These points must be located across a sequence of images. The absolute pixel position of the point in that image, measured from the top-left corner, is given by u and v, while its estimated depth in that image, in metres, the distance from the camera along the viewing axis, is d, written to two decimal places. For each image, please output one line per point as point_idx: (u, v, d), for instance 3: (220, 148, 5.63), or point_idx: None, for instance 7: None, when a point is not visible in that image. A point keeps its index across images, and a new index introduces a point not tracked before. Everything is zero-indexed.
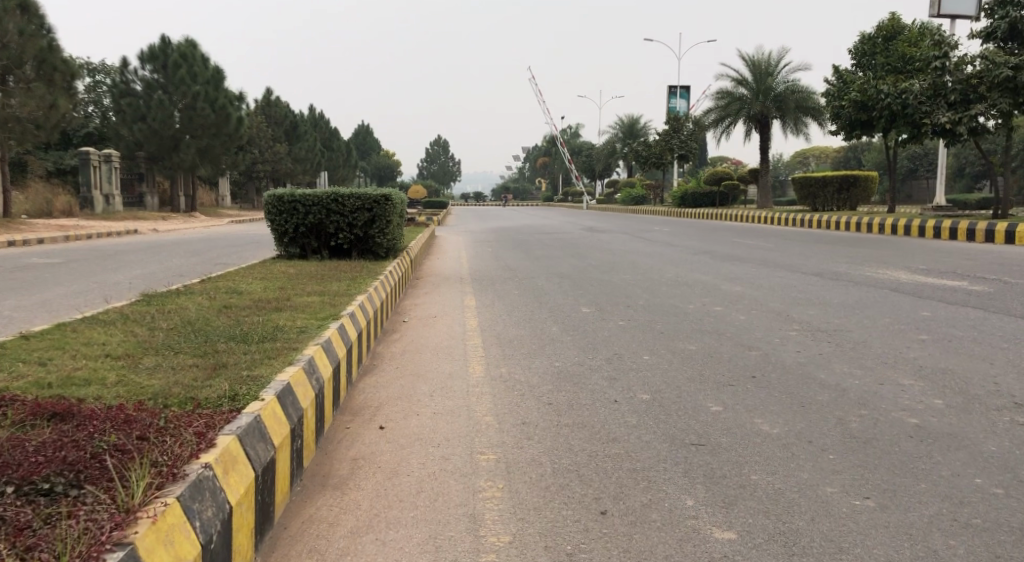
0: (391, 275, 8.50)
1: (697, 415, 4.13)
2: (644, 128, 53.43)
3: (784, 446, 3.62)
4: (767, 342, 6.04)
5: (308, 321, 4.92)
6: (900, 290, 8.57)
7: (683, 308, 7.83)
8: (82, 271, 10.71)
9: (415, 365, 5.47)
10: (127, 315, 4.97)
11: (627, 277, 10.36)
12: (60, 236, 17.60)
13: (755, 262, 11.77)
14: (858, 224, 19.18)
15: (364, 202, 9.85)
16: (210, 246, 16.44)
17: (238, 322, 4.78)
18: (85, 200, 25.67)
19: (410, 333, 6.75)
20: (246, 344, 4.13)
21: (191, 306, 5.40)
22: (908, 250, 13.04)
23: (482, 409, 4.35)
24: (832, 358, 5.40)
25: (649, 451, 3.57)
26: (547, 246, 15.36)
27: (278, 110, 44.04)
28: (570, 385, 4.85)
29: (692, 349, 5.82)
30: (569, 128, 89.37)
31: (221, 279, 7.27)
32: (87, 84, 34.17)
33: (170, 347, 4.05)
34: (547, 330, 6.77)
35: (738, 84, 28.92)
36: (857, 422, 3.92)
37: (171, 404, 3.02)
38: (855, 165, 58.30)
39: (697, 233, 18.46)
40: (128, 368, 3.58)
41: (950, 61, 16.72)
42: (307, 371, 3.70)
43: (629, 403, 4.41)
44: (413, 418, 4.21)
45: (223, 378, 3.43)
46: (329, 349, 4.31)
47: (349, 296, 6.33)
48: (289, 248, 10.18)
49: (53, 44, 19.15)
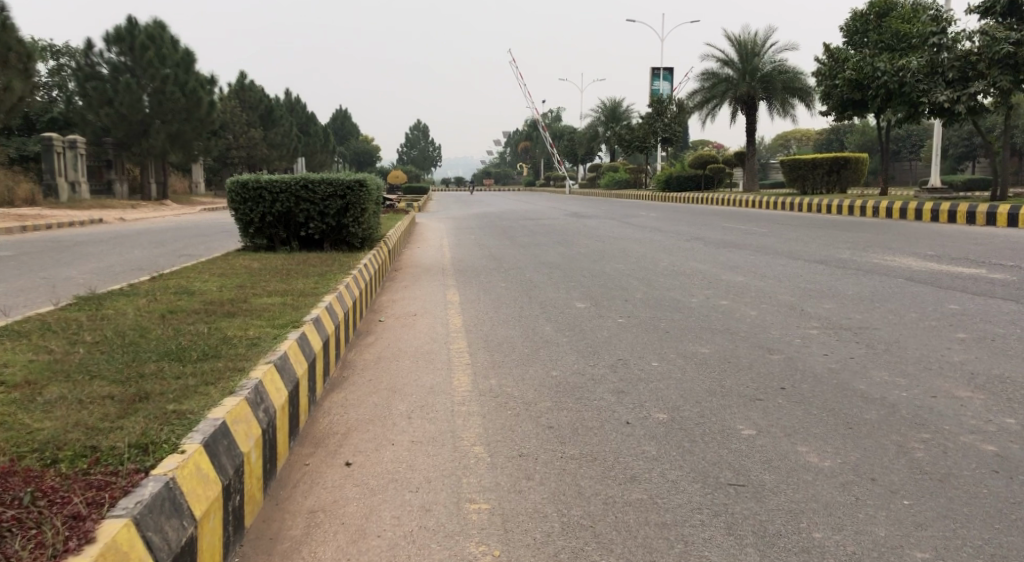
0: (365, 269, 7.75)
1: (727, 441, 3.50)
2: (627, 111, 52.78)
3: (841, 485, 2.97)
4: (788, 343, 5.36)
5: (263, 331, 4.15)
6: (915, 279, 7.97)
7: (686, 302, 7.15)
8: (31, 265, 9.79)
9: (391, 376, 4.76)
10: (47, 325, 4.14)
11: (619, 267, 9.67)
12: (16, 225, 16.56)
13: (752, 249, 11.14)
14: (851, 208, 18.59)
15: (336, 188, 9.11)
16: (174, 235, 15.51)
17: (179, 334, 3.99)
18: (49, 187, 24.45)
19: (385, 336, 6.01)
20: (181, 364, 3.34)
21: (129, 313, 4.59)
22: (910, 235, 12.48)
23: (469, 436, 3.64)
24: (867, 364, 4.75)
25: (679, 497, 2.89)
26: (531, 234, 14.61)
27: (252, 95, 42.86)
28: (572, 401, 4.16)
29: (705, 353, 5.14)
30: (551, 111, 88.50)
31: (173, 276, 6.46)
32: (50, 68, 32.77)
33: (85, 368, 3.23)
34: (539, 330, 6.06)
35: (723, 65, 28.30)
36: (922, 451, 3.27)
37: (58, 460, 2.25)
38: (837, 148, 58.14)
39: (684, 218, 17.91)
40: (19, 402, 2.75)
41: (947, 37, 16.10)
42: (253, 402, 2.95)
43: (644, 426, 3.73)
44: (387, 450, 3.50)
45: (138, 416, 2.63)
46: (284, 368, 3.55)
47: (316, 296, 5.56)
48: (255, 239, 9.32)
49: (7, 23, 18.08)
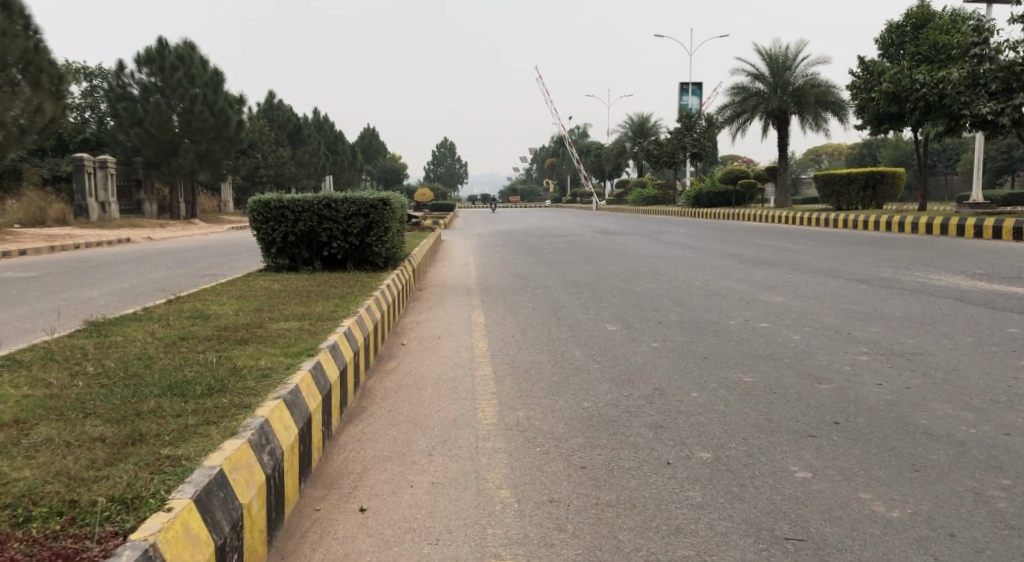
0: (388, 289, 7.51)
1: (781, 486, 3.17)
2: (655, 127, 52.40)
3: (917, 544, 2.64)
4: (836, 372, 4.98)
5: (275, 360, 3.89)
6: (966, 300, 7.54)
7: (723, 324, 6.78)
8: (54, 287, 9.69)
9: (412, 407, 4.48)
10: (49, 354, 3.91)
11: (650, 287, 9.32)
12: (44, 246, 16.64)
13: (789, 267, 10.72)
14: (888, 224, 18.03)
15: (360, 207, 8.91)
16: (199, 254, 15.45)
17: (186, 365, 3.74)
18: (81, 208, 24.70)
19: (408, 361, 5.75)
20: (183, 401, 3.09)
21: (138, 340, 4.36)
22: (955, 252, 11.97)
23: (494, 477, 3.35)
24: (926, 396, 4.36)
25: (730, 555, 2.60)
26: (558, 251, 14.29)
27: (281, 114, 43.31)
28: (606, 437, 3.84)
29: (749, 383, 4.78)
30: (578, 127, 88.46)
31: (190, 299, 6.26)
32: (84, 90, 33.36)
33: (80, 406, 2.98)
34: (570, 355, 5.75)
35: (754, 79, 27.88)
36: (1004, 500, 2.93)
37: (30, 519, 2.00)
38: (870, 162, 57.26)
39: (715, 234, 17.51)
40: (1, 447, 2.51)
41: (990, 48, 15.62)
42: (257, 445, 2.68)
43: (687, 467, 3.42)
44: (405, 493, 3.21)
45: (128, 463, 2.37)
46: (294, 404, 3.27)
47: (335, 320, 5.30)
48: (277, 260, 9.13)
49: (40, 46, 18.22)
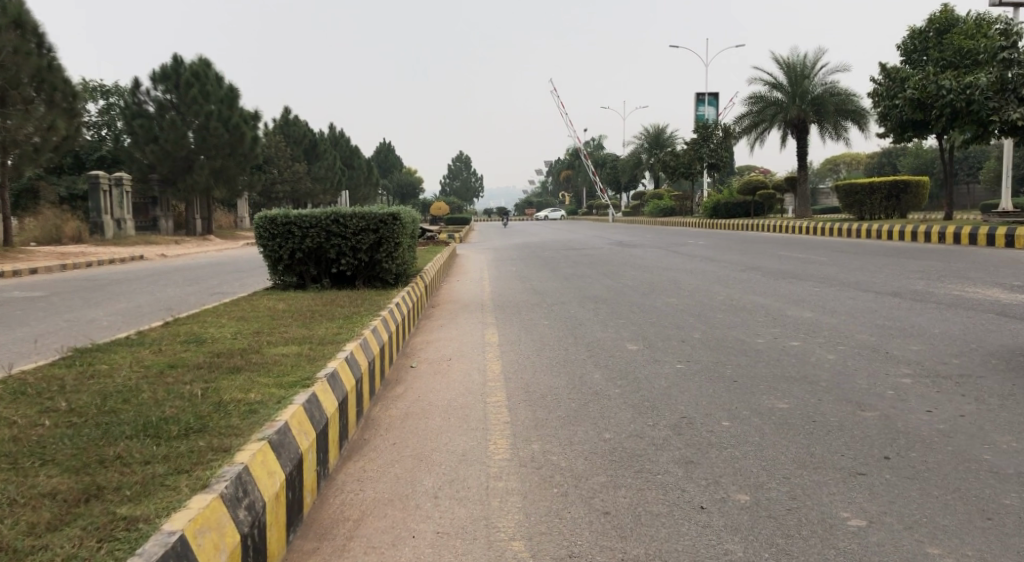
0: (397, 308, 7.15)
1: (832, 537, 2.78)
2: (671, 138, 52.04)
3: None
4: (879, 397, 4.55)
5: (266, 393, 3.54)
6: (1008, 315, 7.10)
7: (751, 343, 6.36)
8: (57, 307, 9.41)
9: (418, 440, 4.10)
10: (23, 388, 3.60)
11: (670, 302, 8.92)
12: (55, 264, 16.45)
13: (814, 281, 10.28)
14: (914, 233, 17.48)
15: (369, 222, 8.59)
16: (209, 272, 15.19)
17: (166, 400, 3.40)
18: (95, 225, 24.67)
19: (416, 386, 5.37)
20: (156, 444, 2.75)
21: (123, 370, 4.04)
22: (988, 263, 11.47)
23: (507, 526, 2.98)
24: (984, 426, 3.94)
25: None
26: (575, 265, 13.89)
27: (296, 130, 43.44)
28: (631, 475, 3.45)
29: (785, 411, 4.36)
30: (593, 140, 88.33)
31: (187, 322, 5.95)
32: (100, 108, 33.49)
33: (40, 452, 2.65)
34: (589, 379, 5.35)
35: (772, 88, 27.44)
36: None
37: None
38: (890, 171, 56.73)
39: (735, 246, 17.07)
40: None
41: (1019, 52, 15.07)
42: (231, 497, 2.32)
43: (724, 512, 3.03)
44: (406, 545, 2.85)
45: (77, 528, 2.04)
46: (282, 444, 2.91)
47: (336, 344, 4.95)
48: (284, 277, 8.84)
49: (52, 63, 18.07)
